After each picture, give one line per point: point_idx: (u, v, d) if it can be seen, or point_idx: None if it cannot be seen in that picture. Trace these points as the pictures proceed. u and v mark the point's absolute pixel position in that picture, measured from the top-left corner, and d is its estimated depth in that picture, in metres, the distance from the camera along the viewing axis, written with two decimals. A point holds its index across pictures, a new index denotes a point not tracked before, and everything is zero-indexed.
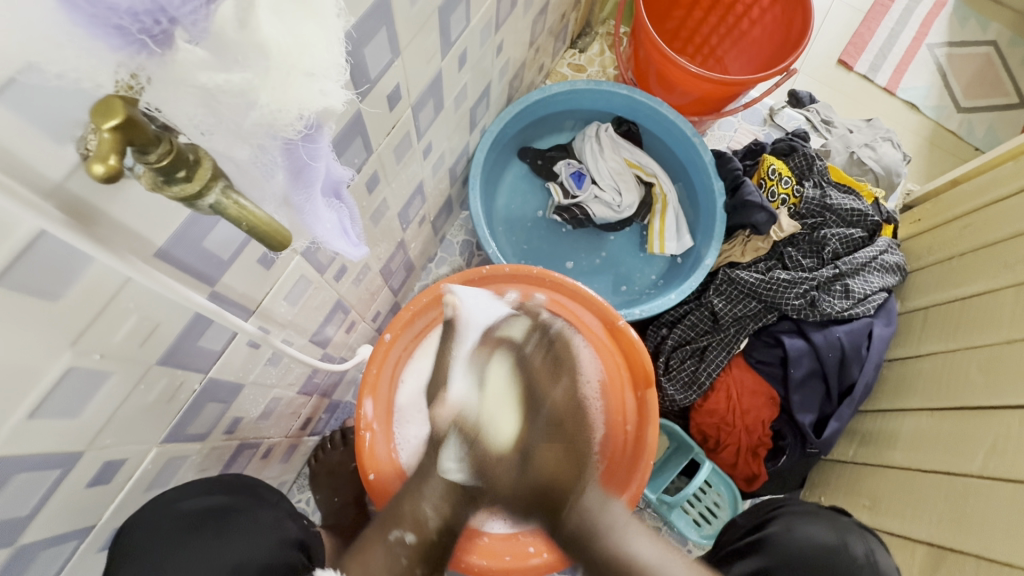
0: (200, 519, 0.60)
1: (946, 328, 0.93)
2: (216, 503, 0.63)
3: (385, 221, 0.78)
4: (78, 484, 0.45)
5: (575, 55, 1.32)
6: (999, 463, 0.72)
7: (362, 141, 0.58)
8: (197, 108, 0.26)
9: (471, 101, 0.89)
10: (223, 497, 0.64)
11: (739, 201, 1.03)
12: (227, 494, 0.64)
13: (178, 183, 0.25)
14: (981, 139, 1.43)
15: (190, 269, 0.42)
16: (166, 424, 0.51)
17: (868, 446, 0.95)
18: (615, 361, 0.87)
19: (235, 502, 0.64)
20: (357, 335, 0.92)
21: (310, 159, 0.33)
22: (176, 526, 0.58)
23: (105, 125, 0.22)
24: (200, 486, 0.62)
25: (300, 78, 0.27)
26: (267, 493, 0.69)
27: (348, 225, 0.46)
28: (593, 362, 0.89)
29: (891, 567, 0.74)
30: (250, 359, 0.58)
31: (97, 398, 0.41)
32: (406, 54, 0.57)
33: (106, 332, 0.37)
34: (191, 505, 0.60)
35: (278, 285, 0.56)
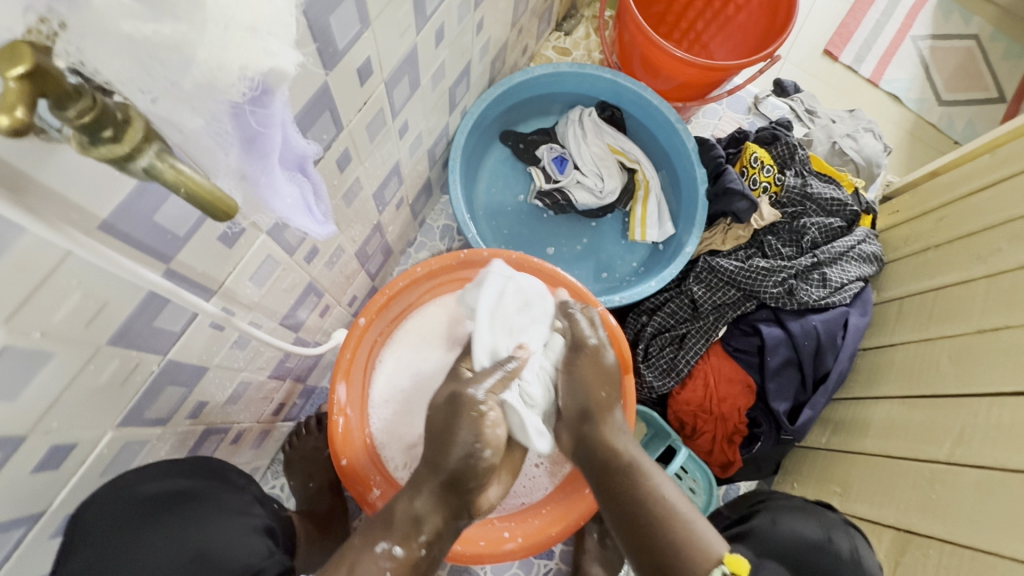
0: (160, 507, 0.58)
1: (920, 317, 0.94)
2: (178, 487, 0.60)
3: (360, 202, 0.76)
4: (24, 469, 0.43)
5: (560, 37, 1.29)
6: (967, 451, 0.73)
7: (331, 116, 0.55)
8: (125, 62, 0.24)
9: (450, 80, 0.86)
10: (191, 481, 0.62)
11: (721, 188, 1.03)
12: (193, 477, 0.62)
13: (105, 144, 0.24)
14: (960, 133, 1.44)
15: (140, 244, 0.39)
16: (122, 406, 0.49)
17: (840, 434, 0.97)
18: None
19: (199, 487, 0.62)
20: (333, 319, 0.90)
21: (262, 128, 0.31)
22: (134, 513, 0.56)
23: (9, 72, 0.20)
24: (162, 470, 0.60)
25: (240, 34, 0.25)
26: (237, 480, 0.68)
27: (312, 202, 0.44)
28: None
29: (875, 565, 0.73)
30: (214, 341, 0.56)
31: (38, 379, 0.38)
32: (377, 26, 0.55)
33: (45, 310, 0.35)
34: (148, 491, 0.57)
35: (242, 264, 0.54)
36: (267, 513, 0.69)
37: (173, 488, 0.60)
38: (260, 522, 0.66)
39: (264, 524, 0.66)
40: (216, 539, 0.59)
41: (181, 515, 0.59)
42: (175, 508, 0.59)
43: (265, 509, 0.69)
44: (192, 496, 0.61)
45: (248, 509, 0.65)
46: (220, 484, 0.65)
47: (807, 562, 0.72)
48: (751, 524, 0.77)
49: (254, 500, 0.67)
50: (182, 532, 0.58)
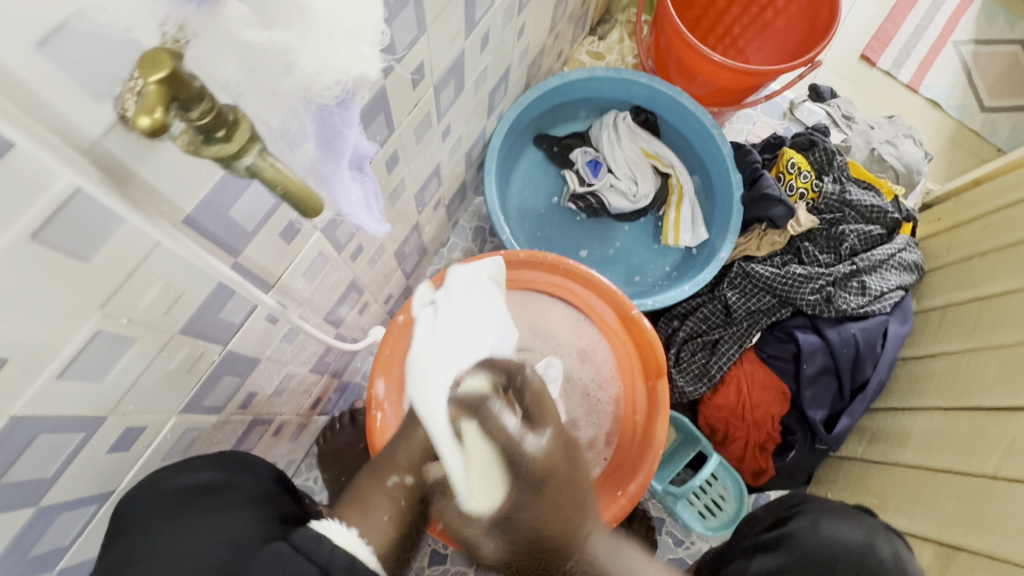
0: (191, 496, 0.57)
1: (964, 328, 0.91)
2: (207, 479, 0.60)
3: (402, 203, 0.78)
4: (100, 450, 0.45)
5: (594, 42, 1.30)
6: (1015, 465, 0.71)
7: (385, 119, 0.57)
8: (236, 65, 0.26)
9: (491, 84, 0.88)
10: (216, 473, 0.61)
11: (757, 193, 1.02)
12: (218, 469, 0.62)
13: (217, 143, 0.25)
14: (1003, 140, 1.40)
15: (214, 237, 0.41)
16: (186, 393, 0.51)
17: (878, 444, 0.95)
18: (626, 352, 0.88)
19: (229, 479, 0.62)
20: (370, 316, 0.92)
21: (342, 128, 0.33)
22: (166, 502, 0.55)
23: (152, 76, 0.22)
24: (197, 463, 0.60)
25: (338, 39, 0.26)
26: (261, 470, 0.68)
27: (371, 201, 0.46)
28: (606, 359, 0.90)
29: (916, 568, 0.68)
30: (267, 334, 0.58)
31: (121, 364, 0.41)
32: (431, 32, 0.56)
33: (133, 297, 0.37)
34: (182, 481, 0.57)
35: (297, 260, 0.56)
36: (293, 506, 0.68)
37: (206, 480, 0.60)
38: (291, 512, 0.66)
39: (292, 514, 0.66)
40: (240, 527, 0.58)
41: (206, 503, 0.58)
42: (202, 498, 0.58)
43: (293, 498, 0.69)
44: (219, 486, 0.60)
45: (274, 501, 0.65)
46: (244, 477, 0.64)
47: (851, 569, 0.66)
48: (789, 528, 0.73)
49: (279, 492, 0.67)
50: (207, 523, 0.57)
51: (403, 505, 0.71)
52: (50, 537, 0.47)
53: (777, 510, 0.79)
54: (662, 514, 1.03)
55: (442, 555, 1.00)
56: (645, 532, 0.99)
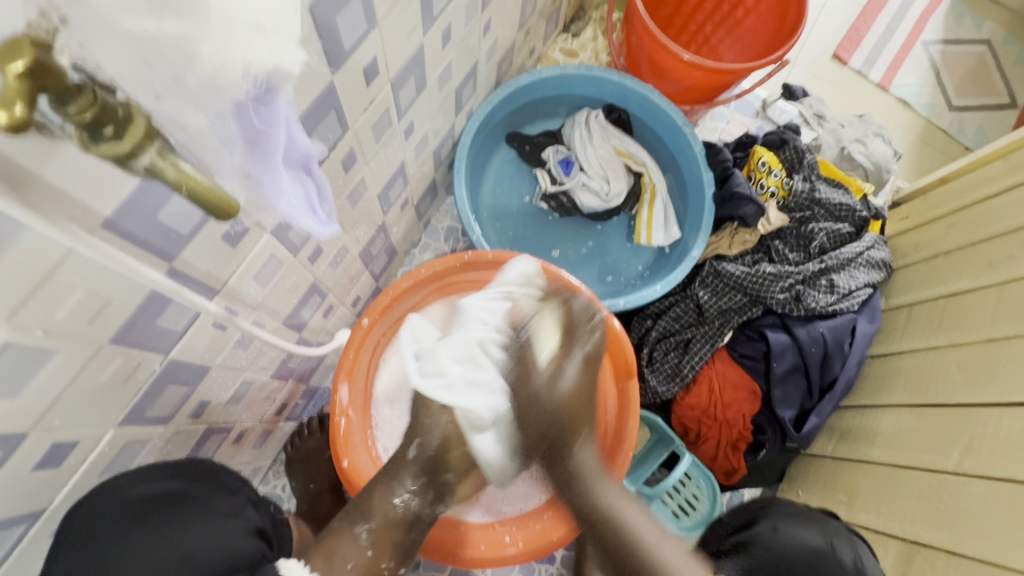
0: (148, 507, 0.57)
1: (930, 325, 0.92)
2: (171, 488, 0.59)
3: (364, 203, 0.76)
4: (25, 467, 0.43)
5: (567, 39, 1.29)
6: (976, 461, 0.72)
7: (337, 116, 0.55)
8: (125, 56, 0.24)
9: (457, 81, 0.86)
10: (179, 482, 0.61)
11: (727, 192, 1.02)
12: (182, 479, 0.61)
13: (106, 141, 0.24)
14: (970, 139, 1.43)
15: (142, 242, 0.39)
16: (123, 405, 0.49)
17: (847, 442, 0.95)
18: None
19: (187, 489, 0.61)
20: (336, 319, 0.90)
21: (265, 127, 0.31)
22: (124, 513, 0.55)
23: (9, 68, 0.20)
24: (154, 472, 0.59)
25: (244, 32, 0.24)
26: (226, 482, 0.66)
27: (316, 203, 0.44)
28: None
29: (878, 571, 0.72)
30: (216, 340, 0.56)
31: (40, 377, 0.38)
32: (384, 26, 0.55)
33: (48, 307, 0.35)
34: (138, 492, 0.56)
35: (245, 264, 0.54)
36: (260, 515, 0.68)
37: (165, 490, 0.59)
38: (252, 524, 0.65)
39: (256, 526, 0.66)
40: (206, 539, 0.58)
41: (170, 514, 0.58)
42: (163, 508, 0.58)
43: (258, 511, 0.68)
44: (181, 497, 0.60)
45: (239, 511, 0.64)
46: (210, 487, 0.64)
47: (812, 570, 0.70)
48: (751, 532, 0.76)
49: (247, 502, 0.67)
50: (169, 534, 0.57)
51: (370, 556, 0.65)
52: None
53: (744, 513, 0.81)
54: None
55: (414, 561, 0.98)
56: None
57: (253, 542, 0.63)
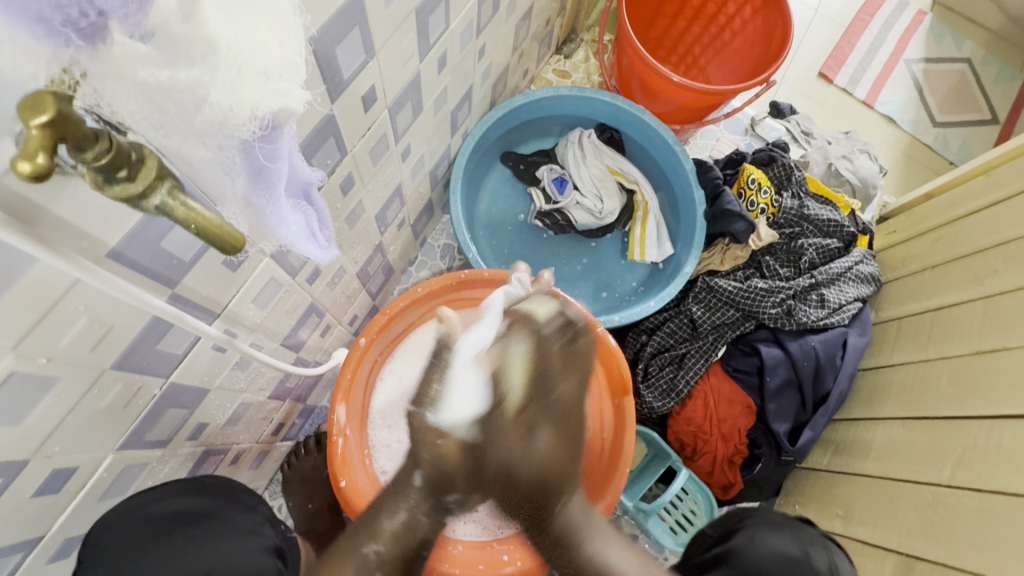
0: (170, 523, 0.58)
1: (918, 338, 0.94)
2: (193, 506, 0.61)
3: (362, 224, 0.77)
4: (25, 493, 0.43)
5: (560, 61, 1.32)
6: (968, 473, 0.73)
7: (336, 142, 0.57)
8: (139, 103, 0.25)
9: (453, 104, 0.88)
10: (203, 500, 0.62)
11: (718, 209, 1.04)
12: (205, 496, 0.63)
13: (119, 183, 0.24)
14: (955, 154, 1.46)
15: (146, 270, 0.40)
16: (123, 429, 0.49)
17: (842, 455, 0.96)
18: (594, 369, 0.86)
19: (210, 506, 0.63)
20: (333, 338, 0.90)
21: (268, 161, 0.32)
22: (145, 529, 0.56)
23: (34, 120, 0.21)
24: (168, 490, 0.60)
25: (251, 76, 0.26)
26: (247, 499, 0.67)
27: (316, 229, 0.45)
28: None
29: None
30: (216, 363, 0.57)
31: (42, 405, 0.39)
32: (382, 55, 0.56)
33: (53, 335, 0.36)
34: (157, 509, 0.58)
35: (245, 288, 0.55)
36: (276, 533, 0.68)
37: (187, 506, 0.60)
38: (270, 543, 0.65)
39: (273, 544, 0.65)
40: (225, 556, 0.59)
41: (192, 531, 0.59)
42: (185, 525, 0.59)
43: (275, 528, 0.68)
44: (202, 515, 0.61)
45: (257, 529, 0.65)
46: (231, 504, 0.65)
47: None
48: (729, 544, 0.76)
49: (264, 520, 0.67)
50: (192, 551, 0.58)
51: None
52: None
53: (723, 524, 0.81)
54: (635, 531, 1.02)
55: None
56: None
57: (270, 560, 0.63)
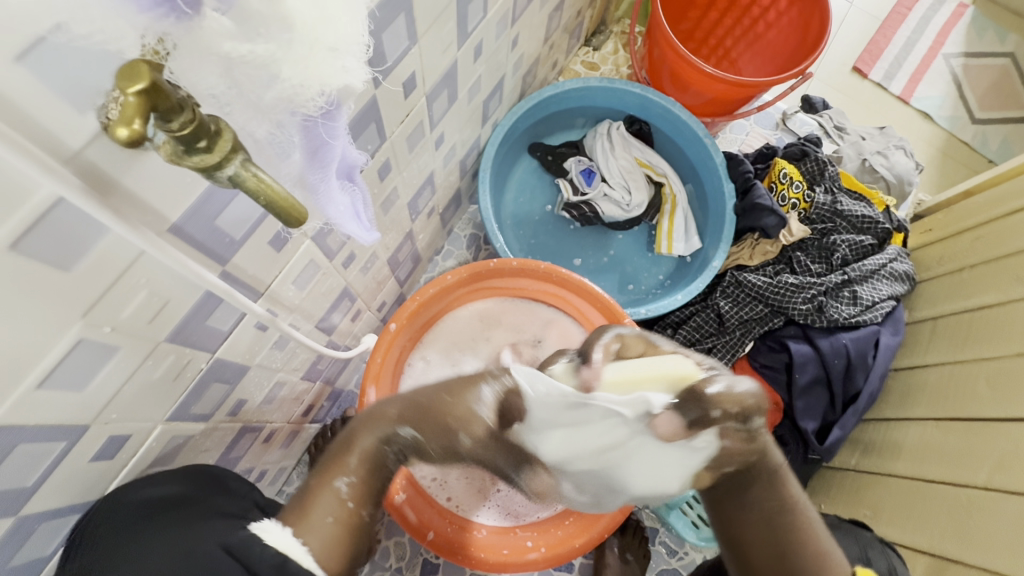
0: (151, 512, 0.54)
1: (955, 338, 0.92)
2: (172, 492, 0.56)
3: (395, 211, 0.78)
4: (83, 458, 0.45)
5: (588, 53, 1.31)
6: (1006, 478, 0.71)
7: (376, 128, 0.58)
8: (218, 78, 0.26)
9: (485, 93, 0.89)
10: (184, 485, 0.58)
11: (749, 203, 1.03)
12: (182, 483, 0.58)
13: (198, 154, 0.26)
14: (994, 151, 1.42)
15: (201, 246, 0.41)
16: (172, 401, 0.51)
17: (871, 456, 0.95)
18: None
19: (194, 492, 0.58)
20: (363, 324, 0.92)
21: (328, 138, 0.33)
22: (134, 513, 0.52)
23: (130, 87, 0.23)
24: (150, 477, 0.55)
25: (323, 52, 0.27)
26: (234, 485, 0.64)
27: (360, 210, 0.46)
28: None
29: None
30: (257, 341, 0.58)
31: (103, 373, 0.41)
32: (423, 41, 0.57)
33: (117, 305, 0.38)
34: (144, 494, 0.54)
35: (287, 268, 0.56)
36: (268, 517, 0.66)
37: (166, 493, 0.55)
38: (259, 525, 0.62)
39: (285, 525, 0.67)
40: (218, 541, 0.56)
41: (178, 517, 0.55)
42: (168, 513, 0.55)
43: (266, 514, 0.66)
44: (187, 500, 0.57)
45: (246, 513, 0.62)
46: (217, 489, 0.62)
47: None
48: None
49: (253, 506, 0.64)
50: (176, 535, 0.55)
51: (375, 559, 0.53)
52: (30, 547, 0.47)
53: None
54: (656, 524, 1.02)
55: (434, 565, 0.96)
56: (638, 542, 0.98)
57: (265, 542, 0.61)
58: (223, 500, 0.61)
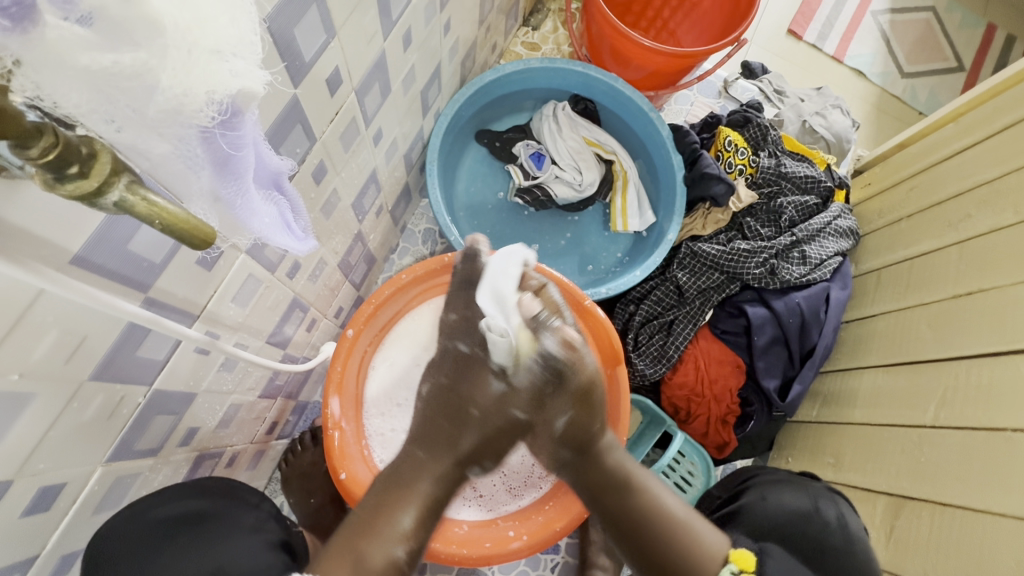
0: (174, 528, 0.60)
1: (898, 287, 0.96)
2: (193, 508, 0.62)
3: (339, 213, 0.75)
4: (13, 514, 0.42)
5: (528, 33, 1.29)
6: (950, 414, 0.75)
7: (303, 129, 0.55)
8: (83, 92, 0.24)
9: (421, 83, 0.86)
10: (204, 501, 0.63)
11: (697, 173, 1.04)
12: (205, 498, 0.64)
13: (72, 180, 0.24)
14: (923, 103, 1.48)
15: (115, 275, 0.38)
16: (110, 440, 0.48)
17: (830, 405, 0.98)
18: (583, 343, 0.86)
19: (212, 507, 0.64)
20: (321, 333, 0.89)
21: (232, 149, 0.30)
22: (154, 531, 0.58)
23: None
24: (170, 494, 0.61)
25: (204, 56, 0.25)
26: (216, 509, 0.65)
27: (290, 219, 0.44)
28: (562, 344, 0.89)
29: (861, 526, 0.75)
30: (200, 366, 0.55)
31: (21, 423, 0.38)
32: (343, 34, 0.54)
33: (22, 349, 0.34)
34: (161, 514, 0.59)
35: (223, 285, 0.53)
36: (282, 528, 0.70)
37: (186, 509, 0.62)
38: (276, 538, 0.68)
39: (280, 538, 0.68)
40: (230, 555, 0.61)
41: (194, 533, 0.61)
42: (187, 527, 0.61)
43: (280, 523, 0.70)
44: (207, 516, 0.62)
45: (261, 525, 0.67)
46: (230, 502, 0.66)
47: (798, 535, 0.74)
48: (741, 503, 0.78)
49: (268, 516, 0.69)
50: (194, 554, 0.60)
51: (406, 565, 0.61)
52: None
53: (730, 485, 0.84)
54: None
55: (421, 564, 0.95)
56: None
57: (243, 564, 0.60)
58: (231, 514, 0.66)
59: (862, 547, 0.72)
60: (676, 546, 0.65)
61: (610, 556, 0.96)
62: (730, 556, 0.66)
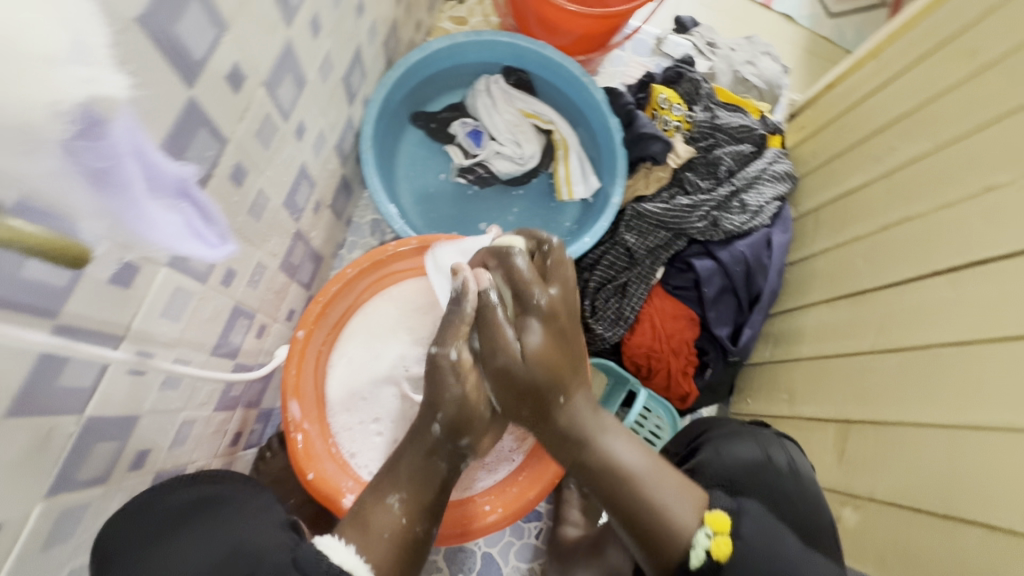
0: (186, 512, 0.59)
1: (834, 224, 0.99)
2: (205, 493, 0.62)
3: (270, 214, 0.73)
4: None
5: (454, 7, 1.25)
6: (886, 339, 0.79)
7: (210, 131, 0.52)
8: None
9: (341, 70, 0.83)
10: (209, 488, 0.63)
11: (634, 134, 1.06)
12: (213, 486, 0.64)
13: None
14: (851, 43, 1.51)
15: (17, 306, 0.37)
16: (47, 474, 0.46)
17: (781, 345, 1.02)
18: None
19: (220, 492, 0.63)
20: (273, 337, 0.88)
21: (101, 160, 0.30)
22: (163, 520, 0.58)
23: None
24: (173, 484, 0.61)
25: (41, 65, 0.23)
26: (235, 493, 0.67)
27: (199, 227, 0.43)
28: None
29: (809, 468, 0.72)
30: (137, 388, 0.54)
31: None
32: (237, 26, 0.52)
33: None
34: (173, 500, 0.60)
35: (148, 301, 0.52)
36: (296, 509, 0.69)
37: (199, 494, 0.62)
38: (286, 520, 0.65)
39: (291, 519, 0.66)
40: (251, 532, 0.60)
41: (211, 513, 0.61)
42: (203, 511, 0.61)
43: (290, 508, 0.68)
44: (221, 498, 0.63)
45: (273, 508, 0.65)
46: (238, 488, 0.66)
47: (758, 486, 0.66)
48: (695, 461, 0.71)
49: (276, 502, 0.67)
50: (216, 531, 0.59)
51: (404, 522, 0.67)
52: None
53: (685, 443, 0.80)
54: None
55: None
56: None
57: None
58: (243, 496, 0.65)
59: (813, 487, 0.69)
60: (637, 500, 0.63)
61: (579, 511, 0.99)
62: (706, 519, 0.61)
